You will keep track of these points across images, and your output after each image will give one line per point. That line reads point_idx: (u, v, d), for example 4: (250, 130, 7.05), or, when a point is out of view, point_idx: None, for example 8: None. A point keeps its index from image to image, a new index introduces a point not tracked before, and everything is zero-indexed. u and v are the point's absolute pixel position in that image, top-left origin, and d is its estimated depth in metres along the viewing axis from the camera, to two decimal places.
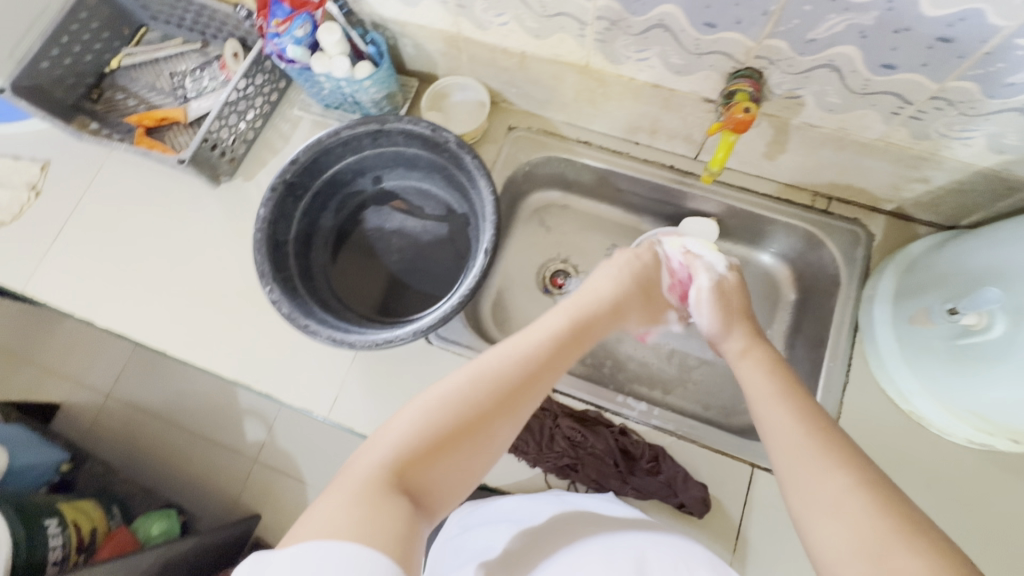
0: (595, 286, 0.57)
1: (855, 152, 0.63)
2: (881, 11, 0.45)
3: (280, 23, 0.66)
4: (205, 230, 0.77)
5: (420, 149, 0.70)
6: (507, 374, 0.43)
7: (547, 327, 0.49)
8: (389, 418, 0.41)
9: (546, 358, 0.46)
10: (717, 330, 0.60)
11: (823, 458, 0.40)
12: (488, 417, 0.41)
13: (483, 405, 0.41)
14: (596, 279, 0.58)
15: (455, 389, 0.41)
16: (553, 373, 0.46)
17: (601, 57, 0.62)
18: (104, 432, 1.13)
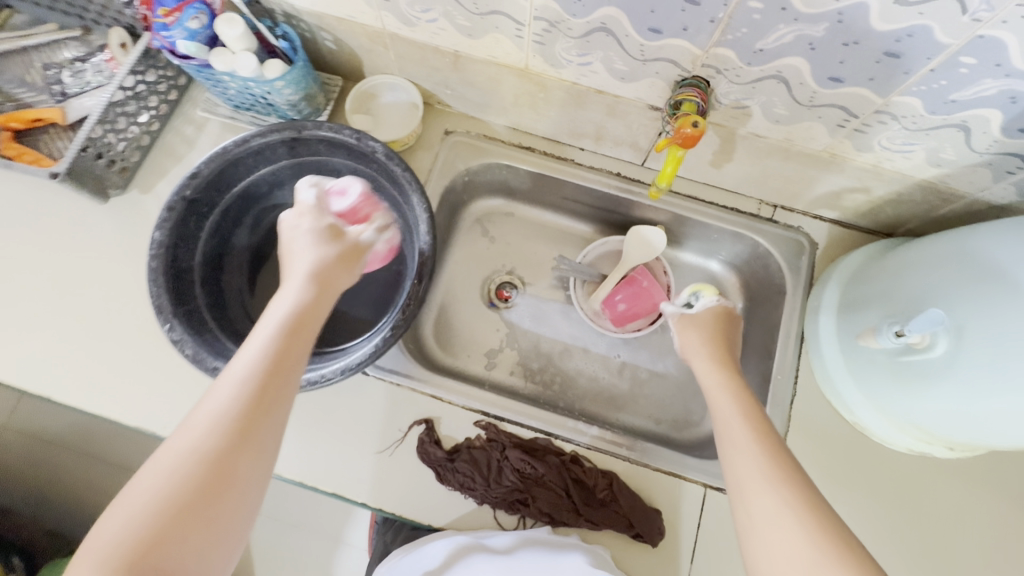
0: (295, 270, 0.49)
1: (800, 162, 0.61)
2: (830, 24, 0.42)
3: (168, 13, 0.57)
4: (93, 252, 0.66)
5: (345, 159, 0.63)
6: (225, 420, 0.39)
7: (267, 329, 0.45)
8: (111, 503, 0.36)
9: (290, 354, 0.44)
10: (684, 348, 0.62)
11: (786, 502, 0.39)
12: (244, 432, 0.40)
13: (209, 459, 0.38)
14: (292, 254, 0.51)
15: (179, 454, 0.38)
16: (293, 367, 0.44)
17: (541, 60, 0.58)
18: None
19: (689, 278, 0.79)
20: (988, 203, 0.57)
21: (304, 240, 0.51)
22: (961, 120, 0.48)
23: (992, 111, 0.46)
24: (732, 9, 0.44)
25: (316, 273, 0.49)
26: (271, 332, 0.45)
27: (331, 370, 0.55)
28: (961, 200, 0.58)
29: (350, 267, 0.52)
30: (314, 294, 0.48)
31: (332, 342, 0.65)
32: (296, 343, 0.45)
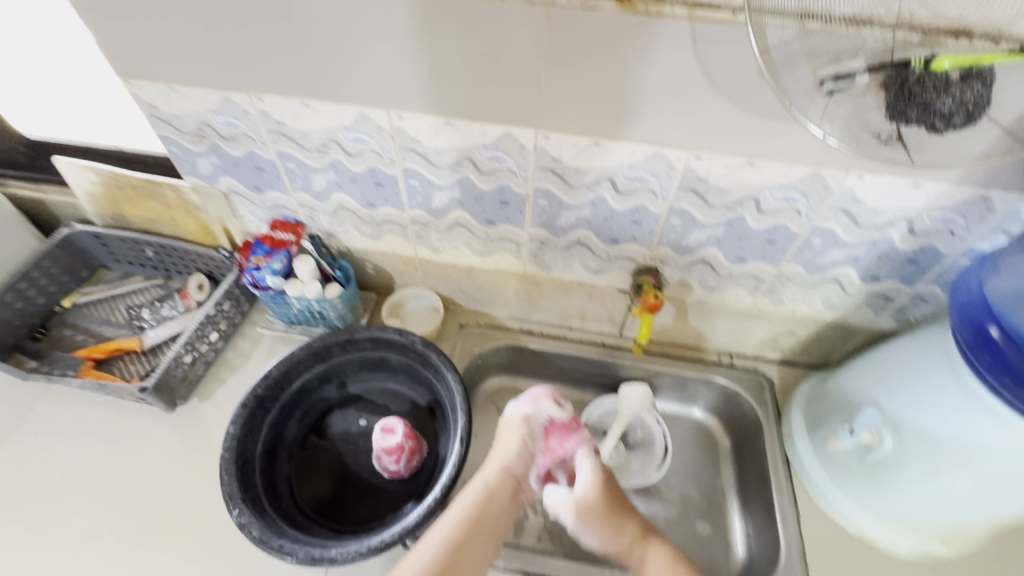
0: (500, 452, 0.70)
1: (739, 318, 0.80)
2: (726, 227, 0.66)
3: (259, 259, 0.77)
4: (153, 458, 0.74)
5: (386, 352, 0.77)
6: (472, 507, 0.64)
7: (460, 501, 0.64)
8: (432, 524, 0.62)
9: (484, 517, 0.63)
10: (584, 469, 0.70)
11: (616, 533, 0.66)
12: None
13: (464, 529, 0.62)
14: (497, 448, 0.71)
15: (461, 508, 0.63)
16: (479, 540, 0.62)
17: (535, 266, 0.79)
18: None
19: (678, 426, 0.91)
20: (883, 331, 0.76)
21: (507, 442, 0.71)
22: (833, 275, 0.70)
23: (849, 268, 0.68)
24: (662, 224, 0.67)
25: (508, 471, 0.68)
26: (469, 499, 0.65)
27: (362, 545, 0.59)
28: (864, 331, 0.77)
29: (517, 499, 0.69)
30: (488, 497, 0.65)
31: (377, 519, 0.70)
32: (490, 514, 0.64)
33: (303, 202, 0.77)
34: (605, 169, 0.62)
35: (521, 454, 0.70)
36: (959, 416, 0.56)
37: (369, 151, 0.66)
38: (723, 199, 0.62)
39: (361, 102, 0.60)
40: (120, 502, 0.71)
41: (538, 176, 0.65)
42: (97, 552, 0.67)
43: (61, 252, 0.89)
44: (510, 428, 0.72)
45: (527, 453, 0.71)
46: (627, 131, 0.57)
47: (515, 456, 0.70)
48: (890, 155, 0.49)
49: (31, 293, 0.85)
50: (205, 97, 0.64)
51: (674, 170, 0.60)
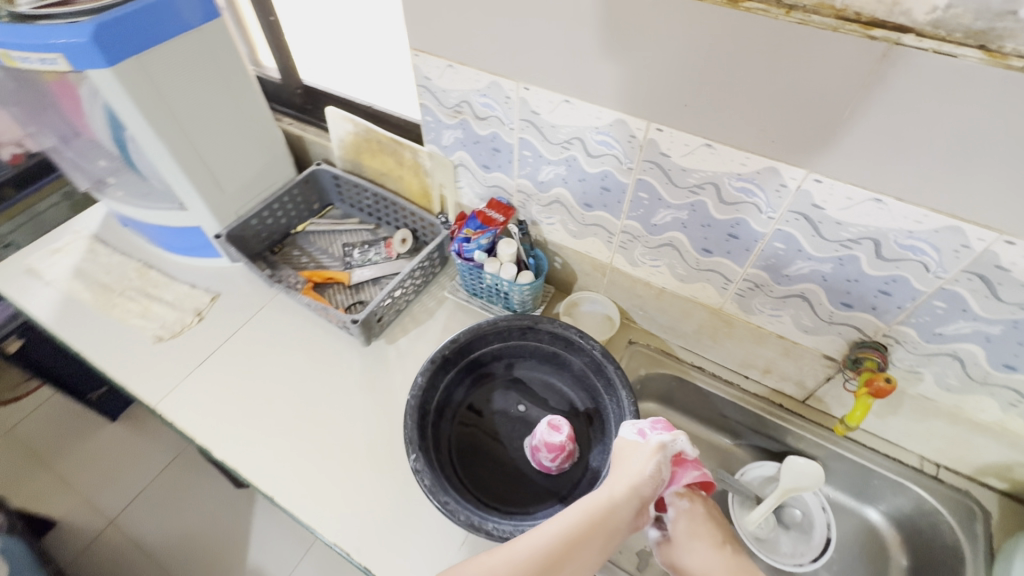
0: (628, 469, 0.63)
1: (970, 429, 0.68)
2: (1006, 326, 0.55)
3: (471, 231, 0.82)
4: (342, 381, 0.84)
5: (561, 348, 0.79)
6: (586, 520, 0.59)
7: (574, 508, 0.61)
8: (542, 523, 0.60)
9: (596, 533, 0.59)
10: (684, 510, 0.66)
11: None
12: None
13: (572, 540, 0.58)
14: (625, 462, 0.64)
15: (574, 517, 0.60)
16: (586, 554, 0.58)
17: (735, 306, 0.75)
18: (112, 546, 1.33)
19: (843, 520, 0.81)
20: None
21: (636, 460, 0.64)
22: None
23: None
24: (918, 302, 0.59)
25: (634, 490, 0.62)
26: (586, 507, 0.60)
27: (515, 529, 0.62)
28: None
29: (636, 520, 0.62)
30: (606, 513, 0.60)
31: (520, 504, 0.72)
32: (604, 531, 0.59)
33: (522, 188, 0.80)
34: (874, 229, 0.55)
35: (649, 477, 0.62)
36: None
37: (610, 155, 0.67)
38: (1020, 296, 0.52)
39: (625, 108, 0.61)
40: (312, 409, 0.81)
41: (786, 219, 0.60)
42: (290, 445, 0.78)
43: (307, 184, 1.03)
44: (638, 452, 0.65)
45: (657, 478, 0.63)
46: (924, 193, 0.50)
47: (642, 478, 0.62)
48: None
49: (279, 213, 1.01)
50: (477, 78, 0.69)
51: (967, 249, 0.51)
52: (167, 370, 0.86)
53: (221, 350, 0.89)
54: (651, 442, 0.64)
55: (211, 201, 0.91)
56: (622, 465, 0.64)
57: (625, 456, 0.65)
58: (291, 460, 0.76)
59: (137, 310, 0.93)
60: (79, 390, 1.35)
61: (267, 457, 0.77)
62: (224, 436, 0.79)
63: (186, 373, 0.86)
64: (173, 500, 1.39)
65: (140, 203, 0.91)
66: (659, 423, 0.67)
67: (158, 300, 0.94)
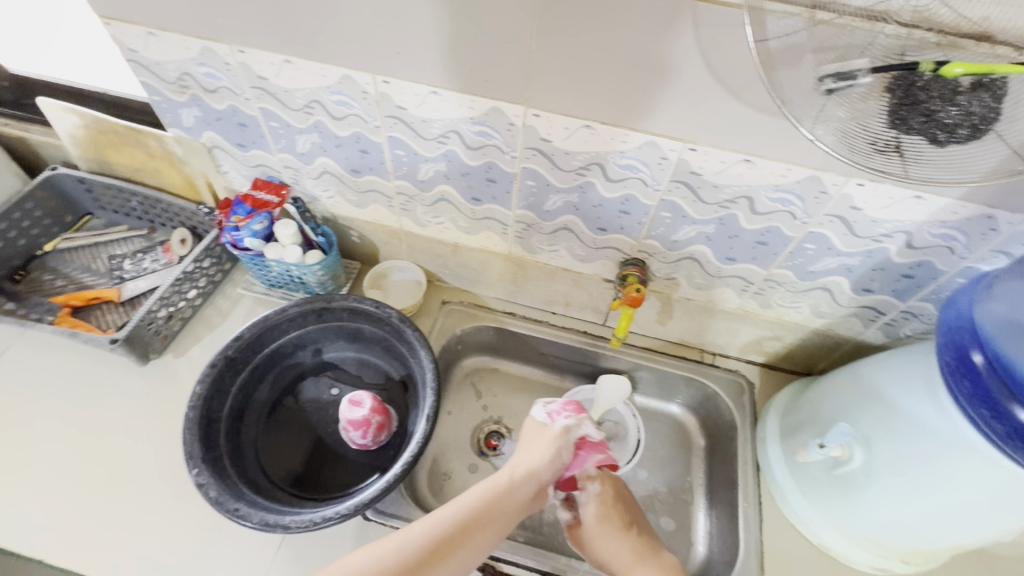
0: (530, 453, 0.68)
1: (724, 318, 0.79)
2: (717, 225, 0.63)
3: (240, 219, 0.75)
4: (122, 408, 0.74)
5: (362, 323, 0.77)
6: (486, 501, 0.61)
7: (476, 491, 0.62)
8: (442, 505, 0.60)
9: (496, 513, 0.61)
10: (595, 496, 0.70)
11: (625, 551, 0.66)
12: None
13: (473, 516, 0.59)
14: (527, 449, 0.69)
15: (475, 497, 0.61)
16: (484, 533, 0.59)
17: (520, 248, 0.78)
18: None
19: (654, 420, 0.90)
20: (869, 344, 0.75)
21: (538, 447, 0.69)
22: (824, 284, 0.67)
23: (841, 278, 0.66)
24: (651, 216, 0.65)
25: (533, 472, 0.66)
26: (485, 491, 0.62)
27: (317, 515, 0.59)
28: (849, 342, 0.76)
29: (535, 504, 0.66)
30: (504, 495, 0.63)
31: (340, 487, 0.71)
32: (504, 512, 0.61)
33: (287, 163, 0.75)
34: (595, 154, 0.59)
35: (550, 460, 0.68)
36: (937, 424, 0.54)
37: (354, 115, 0.64)
38: (716, 196, 0.59)
39: (346, 63, 0.58)
40: (87, 448, 0.71)
41: (526, 156, 0.62)
42: (62, 495, 0.68)
43: (41, 193, 0.87)
44: (544, 438, 0.70)
45: (556, 462, 0.68)
46: (618, 115, 0.54)
47: (542, 461, 0.67)
48: (883, 165, 0.45)
49: (10, 233, 0.84)
50: (186, 45, 0.61)
51: (666, 161, 0.57)
52: None
53: None
54: (555, 427, 0.71)
55: None
56: (525, 451, 0.69)
57: (528, 445, 0.70)
58: (64, 511, 0.66)
59: None
60: None
61: (33, 515, 0.66)
62: None
63: None
64: None
65: None
66: (568, 408, 0.73)
67: None
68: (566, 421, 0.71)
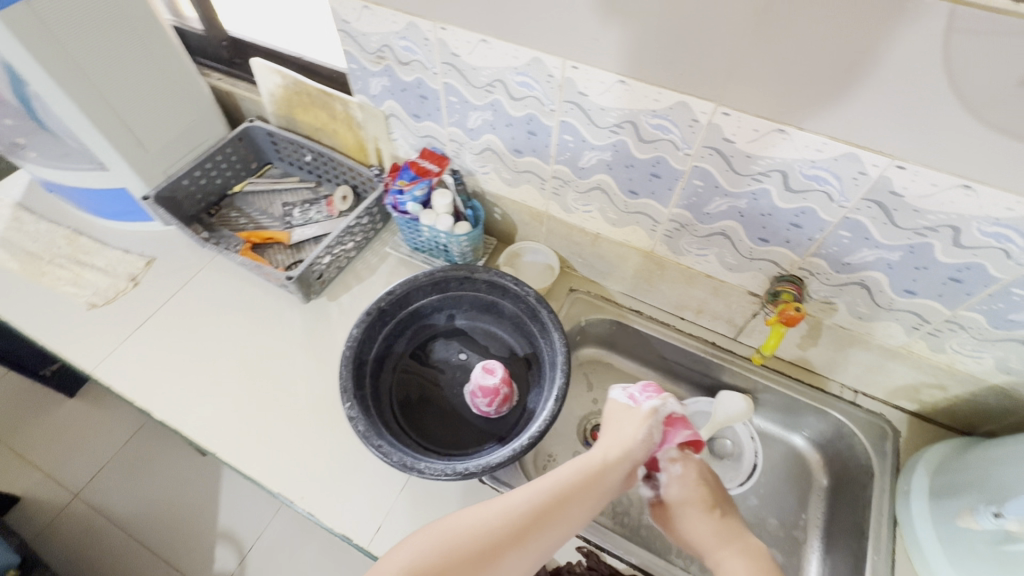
0: (622, 434, 0.66)
1: (880, 354, 0.72)
2: (904, 253, 0.58)
3: (405, 183, 0.82)
4: (284, 338, 0.84)
5: (498, 297, 0.80)
6: (581, 476, 0.60)
7: (571, 466, 0.61)
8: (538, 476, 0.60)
9: (593, 489, 0.59)
10: (678, 475, 0.66)
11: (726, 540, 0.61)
12: (502, 548, 0.53)
13: (569, 491, 0.58)
14: (616, 428, 0.67)
15: (570, 472, 0.60)
16: (581, 508, 0.58)
17: (665, 248, 0.76)
18: (79, 513, 1.34)
19: (773, 447, 0.85)
20: None
21: (629, 426, 0.66)
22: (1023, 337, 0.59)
23: None
24: (826, 233, 0.61)
25: (626, 453, 0.63)
26: (583, 466, 0.61)
27: (447, 467, 0.63)
28: None
29: (628, 483, 0.64)
30: (600, 473, 0.61)
31: (460, 447, 0.75)
32: (599, 490, 0.60)
33: (454, 137, 0.80)
34: (780, 160, 0.56)
35: (643, 440, 0.65)
36: None
37: (532, 97, 0.66)
38: (914, 221, 0.54)
39: (539, 46, 0.60)
40: (254, 367, 0.81)
41: (701, 155, 0.61)
42: (232, 403, 0.78)
43: (240, 142, 1.00)
44: (633, 419, 0.67)
45: (648, 442, 0.65)
46: (820, 122, 0.51)
47: (635, 441, 0.65)
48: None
49: (212, 173, 0.98)
50: (393, 19, 0.67)
51: (863, 176, 0.53)
52: (103, 336, 0.84)
53: (158, 314, 0.87)
54: (644, 407, 0.68)
55: (134, 161, 0.87)
56: (615, 429, 0.67)
57: (619, 423, 0.68)
58: (233, 417, 0.77)
59: (68, 277, 0.91)
60: (27, 366, 1.32)
61: (209, 416, 0.77)
62: (167, 397, 0.79)
63: (123, 338, 0.85)
64: (138, 471, 1.39)
65: (62, 167, 0.88)
66: (649, 390, 0.71)
67: (88, 267, 0.92)
68: (654, 401, 0.68)
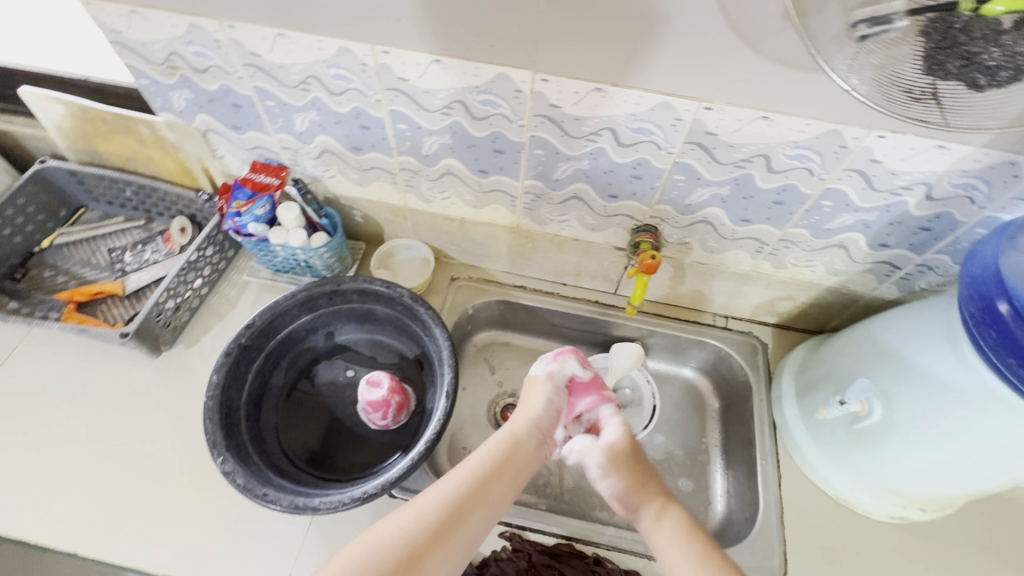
0: (528, 406, 0.66)
1: (737, 280, 0.78)
2: (732, 186, 0.62)
3: (241, 204, 0.72)
4: (139, 402, 0.74)
5: (374, 304, 0.76)
6: (495, 458, 0.60)
7: (483, 451, 0.61)
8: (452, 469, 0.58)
9: (508, 469, 0.60)
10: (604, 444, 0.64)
11: (646, 501, 0.60)
12: (422, 553, 0.50)
13: (485, 477, 0.58)
14: (524, 401, 0.68)
15: (484, 458, 0.60)
16: (499, 490, 0.58)
17: (529, 220, 0.76)
18: None
19: (669, 385, 0.91)
20: (882, 299, 0.75)
21: (534, 397, 0.67)
22: (840, 241, 0.67)
23: (857, 234, 0.65)
24: (663, 180, 0.64)
25: (535, 424, 0.65)
26: (493, 449, 0.61)
27: (345, 495, 0.59)
28: (862, 298, 0.76)
29: (542, 452, 0.65)
30: (512, 450, 0.62)
31: (364, 468, 0.71)
32: (514, 466, 0.60)
33: (286, 144, 0.73)
34: (606, 118, 0.57)
35: (549, 406, 0.66)
36: (948, 371, 0.56)
37: (353, 90, 0.62)
38: (731, 156, 0.58)
39: (343, 34, 0.55)
40: (108, 443, 0.71)
41: (535, 124, 0.60)
42: (89, 490, 0.68)
43: (34, 189, 0.84)
44: (536, 387, 0.68)
45: (552, 409, 0.66)
46: (630, 76, 0.53)
47: (540, 411, 0.66)
48: (919, 114, 0.42)
49: (5, 231, 0.82)
50: (171, 23, 0.58)
51: (680, 122, 0.56)
52: None
53: None
54: (544, 375, 0.69)
55: None
56: (523, 403, 0.67)
57: (525, 397, 0.69)
58: (92, 505, 0.66)
59: None
60: None
61: (62, 512, 0.66)
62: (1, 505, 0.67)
63: None
64: None
65: None
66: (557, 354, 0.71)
67: None
68: (558, 367, 0.69)
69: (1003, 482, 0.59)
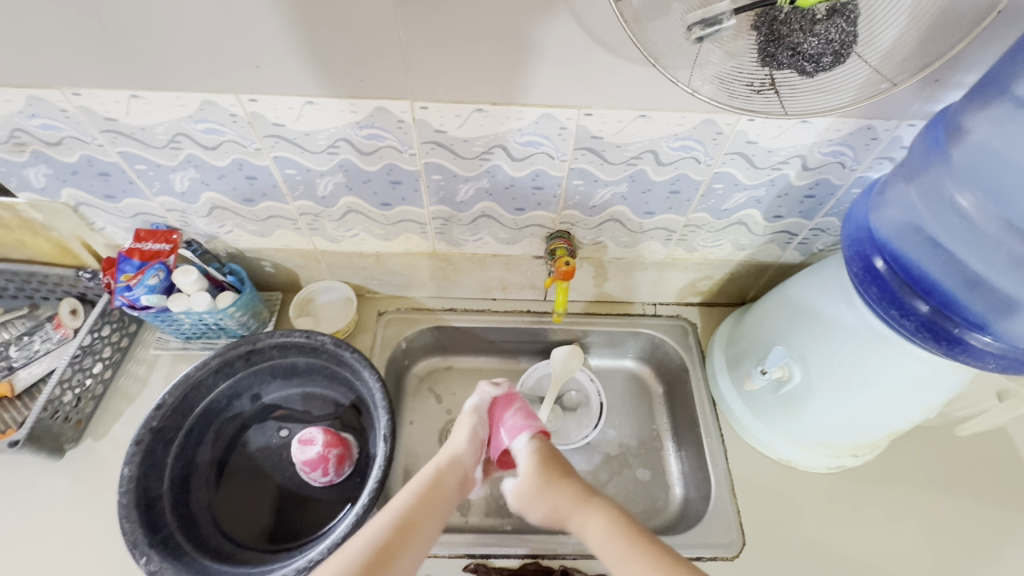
0: (446, 444, 0.66)
1: (656, 269, 0.80)
2: (629, 183, 0.64)
3: (130, 277, 0.66)
4: (47, 511, 0.67)
5: (297, 357, 0.72)
6: (417, 495, 0.58)
7: (404, 492, 0.59)
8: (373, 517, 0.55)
9: (427, 509, 0.57)
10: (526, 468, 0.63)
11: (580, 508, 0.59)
12: None
13: (408, 517, 0.55)
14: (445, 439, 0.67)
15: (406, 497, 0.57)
16: (426, 526, 0.55)
17: (444, 244, 0.75)
18: None
19: (613, 379, 0.92)
20: (788, 264, 0.80)
21: (453, 434, 0.67)
22: (739, 218, 0.70)
23: (752, 210, 0.68)
24: (564, 187, 0.64)
25: (455, 454, 0.64)
26: (412, 493, 0.59)
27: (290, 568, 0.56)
28: (771, 266, 0.80)
29: (468, 483, 0.64)
30: (435, 483, 0.60)
31: (313, 530, 0.67)
32: (439, 499, 0.58)
33: (170, 205, 0.68)
34: (493, 136, 0.57)
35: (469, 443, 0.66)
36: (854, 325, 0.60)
37: (228, 141, 0.58)
38: (622, 155, 0.59)
39: (203, 88, 0.52)
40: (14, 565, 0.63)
41: (425, 151, 0.59)
42: None
43: None
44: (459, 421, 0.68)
45: (470, 441, 0.66)
46: (507, 94, 0.53)
47: (457, 446, 0.65)
48: (759, 106, 0.45)
49: None
50: (6, 98, 0.53)
51: (566, 130, 0.56)
52: None
53: None
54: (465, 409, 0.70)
55: None
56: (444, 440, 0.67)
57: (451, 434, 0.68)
58: None
59: None
60: None
61: None
62: None
63: None
64: None
65: None
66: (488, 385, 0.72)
67: None
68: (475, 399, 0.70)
69: (915, 418, 0.63)
